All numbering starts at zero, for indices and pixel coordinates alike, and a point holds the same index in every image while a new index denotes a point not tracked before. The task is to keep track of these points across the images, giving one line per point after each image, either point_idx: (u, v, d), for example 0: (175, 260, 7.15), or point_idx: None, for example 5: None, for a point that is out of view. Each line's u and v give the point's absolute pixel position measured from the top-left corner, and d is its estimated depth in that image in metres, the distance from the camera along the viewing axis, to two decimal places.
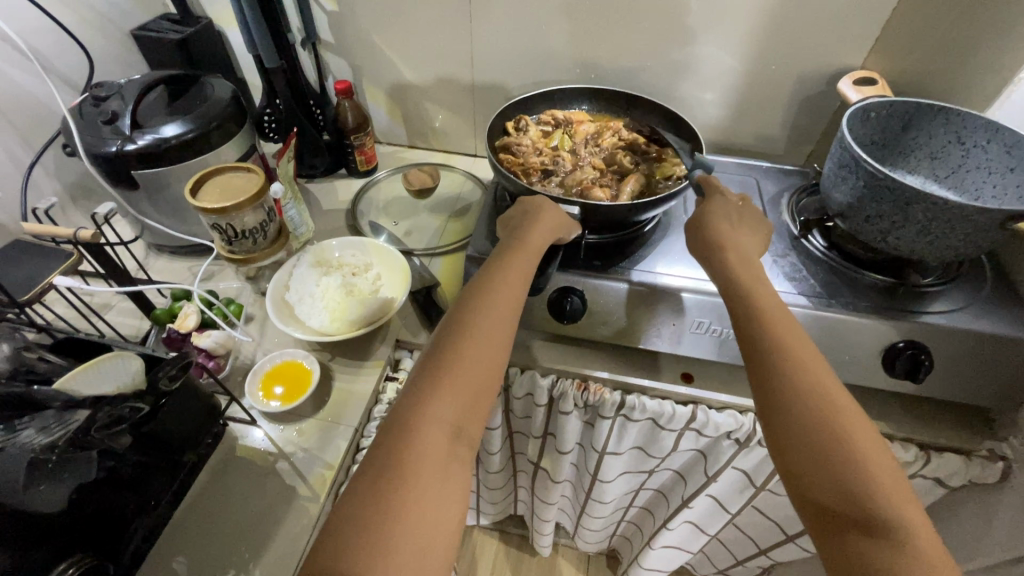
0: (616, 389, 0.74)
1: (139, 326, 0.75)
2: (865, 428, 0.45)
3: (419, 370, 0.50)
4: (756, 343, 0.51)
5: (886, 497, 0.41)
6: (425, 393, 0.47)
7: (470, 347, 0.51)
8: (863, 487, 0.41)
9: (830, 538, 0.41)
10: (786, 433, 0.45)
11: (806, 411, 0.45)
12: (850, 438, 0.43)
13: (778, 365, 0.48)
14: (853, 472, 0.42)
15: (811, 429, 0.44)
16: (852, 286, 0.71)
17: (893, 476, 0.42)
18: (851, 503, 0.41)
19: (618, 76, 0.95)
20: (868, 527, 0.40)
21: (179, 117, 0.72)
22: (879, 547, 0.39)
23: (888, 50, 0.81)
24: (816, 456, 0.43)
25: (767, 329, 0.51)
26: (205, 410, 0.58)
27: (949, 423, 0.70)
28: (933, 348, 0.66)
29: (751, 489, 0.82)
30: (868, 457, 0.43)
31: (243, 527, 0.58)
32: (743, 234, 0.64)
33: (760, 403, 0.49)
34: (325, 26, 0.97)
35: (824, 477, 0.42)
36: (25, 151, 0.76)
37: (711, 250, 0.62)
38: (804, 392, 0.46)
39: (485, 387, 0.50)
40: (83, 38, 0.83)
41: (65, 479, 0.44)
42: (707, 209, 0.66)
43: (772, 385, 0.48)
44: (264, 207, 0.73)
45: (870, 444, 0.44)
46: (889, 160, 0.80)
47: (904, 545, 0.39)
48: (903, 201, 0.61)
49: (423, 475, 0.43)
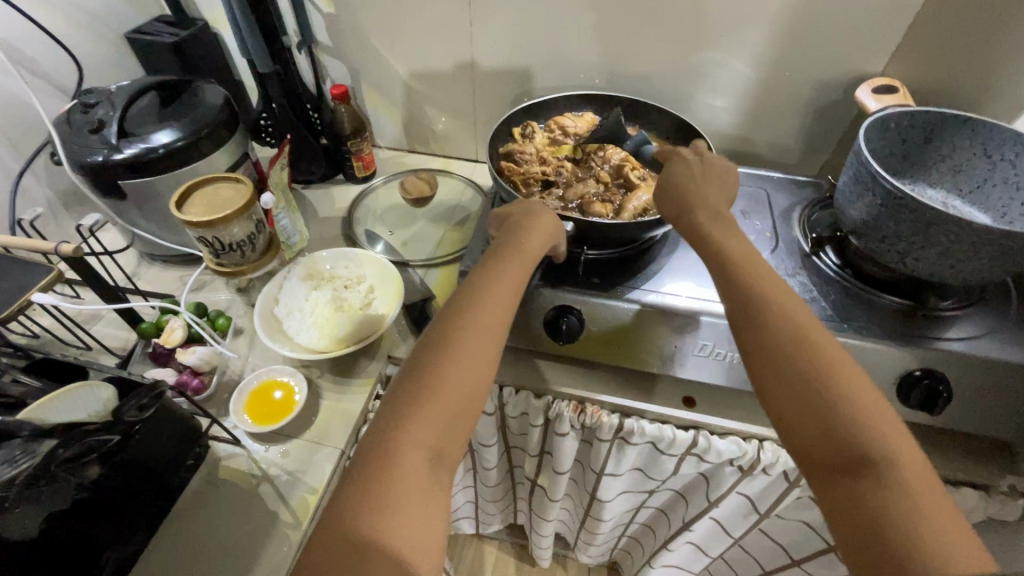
0: (614, 412, 0.71)
1: (128, 339, 0.74)
2: (852, 368, 0.44)
3: (396, 391, 0.46)
4: (740, 295, 0.49)
5: (874, 435, 0.40)
6: (404, 418, 0.44)
7: (451, 366, 0.46)
8: (850, 428, 0.40)
9: (824, 481, 0.41)
10: (769, 382, 0.44)
11: (790, 358, 0.44)
12: (835, 379, 0.42)
13: (761, 319, 0.47)
14: (841, 414, 0.41)
15: (794, 372, 0.43)
16: (867, 308, 0.66)
17: (882, 412, 0.42)
18: (838, 445, 0.40)
19: (623, 83, 0.91)
20: (854, 465, 0.40)
21: (169, 124, 0.71)
22: (867, 483, 0.39)
23: (909, 57, 0.76)
24: (800, 400, 0.42)
25: (757, 295, 0.48)
26: (183, 430, 0.57)
27: (969, 455, 0.66)
28: (952, 378, 0.62)
29: (754, 514, 0.79)
30: (855, 397, 0.42)
31: (223, 553, 0.56)
32: (714, 191, 0.60)
33: (742, 352, 0.48)
34: (322, 29, 0.94)
35: (810, 422, 0.42)
36: (15, 159, 0.75)
37: (682, 211, 0.59)
38: (787, 343, 0.45)
39: (468, 404, 0.46)
40: (74, 42, 0.81)
41: (41, 504, 0.43)
42: (669, 175, 0.62)
43: (754, 342, 0.46)
44: (253, 219, 0.71)
45: (856, 381, 0.42)
46: (908, 172, 0.75)
47: (892, 479, 0.38)
48: (924, 221, 0.57)
49: (403, 502, 0.40)
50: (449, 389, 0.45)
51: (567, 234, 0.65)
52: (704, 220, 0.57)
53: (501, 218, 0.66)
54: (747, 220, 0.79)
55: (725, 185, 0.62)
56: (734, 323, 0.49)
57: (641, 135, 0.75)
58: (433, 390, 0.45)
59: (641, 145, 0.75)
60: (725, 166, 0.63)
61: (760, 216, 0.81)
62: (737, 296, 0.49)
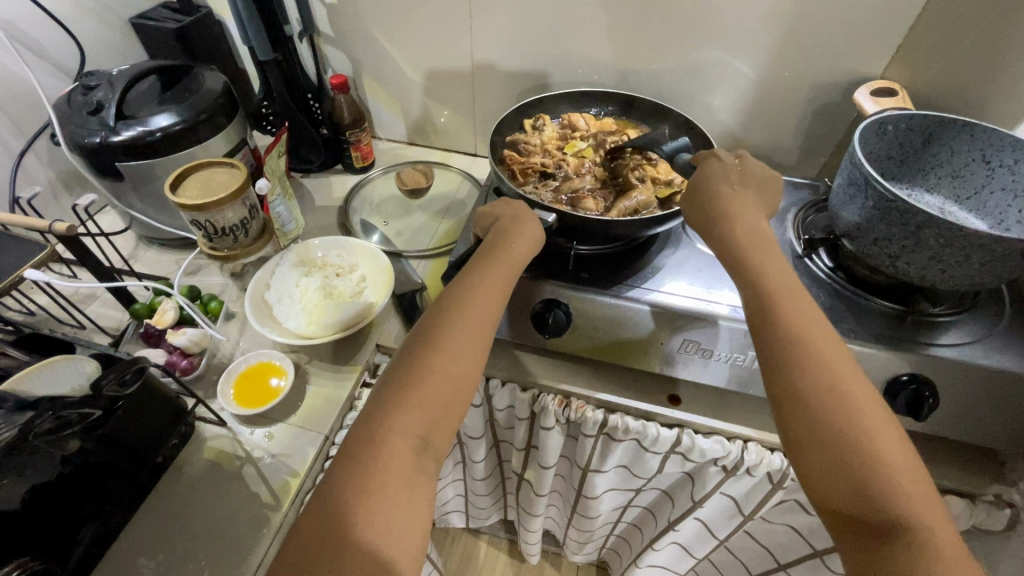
0: (599, 408, 0.71)
1: (121, 319, 0.75)
2: (884, 424, 0.44)
3: (384, 383, 0.46)
4: (773, 336, 0.49)
5: (903, 497, 0.41)
6: (391, 405, 0.44)
7: (440, 360, 0.47)
8: (880, 488, 0.41)
9: (849, 538, 0.42)
10: (799, 431, 0.45)
11: (820, 408, 0.44)
12: (866, 436, 0.43)
13: (793, 364, 0.47)
14: (873, 475, 0.42)
15: (824, 425, 0.44)
16: (857, 311, 0.66)
17: (912, 472, 0.42)
18: (868, 505, 0.41)
19: (621, 80, 0.91)
20: (883, 527, 0.40)
21: (168, 107, 0.71)
22: (896, 546, 0.40)
23: (909, 60, 0.76)
24: (829, 454, 0.43)
25: (796, 341, 0.48)
26: (168, 412, 0.59)
27: (957, 464, 0.65)
28: (940, 383, 0.61)
29: (739, 516, 0.79)
30: (885, 456, 0.42)
31: (204, 531, 0.57)
32: (749, 195, 0.60)
33: (770, 395, 0.48)
34: (325, 19, 0.95)
35: (840, 479, 0.42)
36: (16, 138, 0.76)
37: (713, 215, 0.59)
38: (820, 393, 0.45)
39: (454, 397, 0.46)
40: (78, 25, 0.82)
41: (26, 474, 0.45)
42: (707, 172, 0.62)
43: (785, 387, 0.46)
44: (247, 204, 0.72)
45: (887, 438, 0.43)
46: (906, 177, 0.74)
47: (921, 545, 0.39)
48: (914, 224, 0.56)
49: (391, 498, 0.40)
50: (435, 380, 0.46)
51: (547, 227, 0.65)
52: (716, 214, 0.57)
53: (488, 219, 0.66)
54: None
55: (761, 192, 0.62)
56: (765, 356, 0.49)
57: (681, 141, 0.67)
58: (418, 380, 0.45)
59: (677, 152, 0.67)
60: (767, 176, 0.63)
61: None
62: (770, 340, 0.49)
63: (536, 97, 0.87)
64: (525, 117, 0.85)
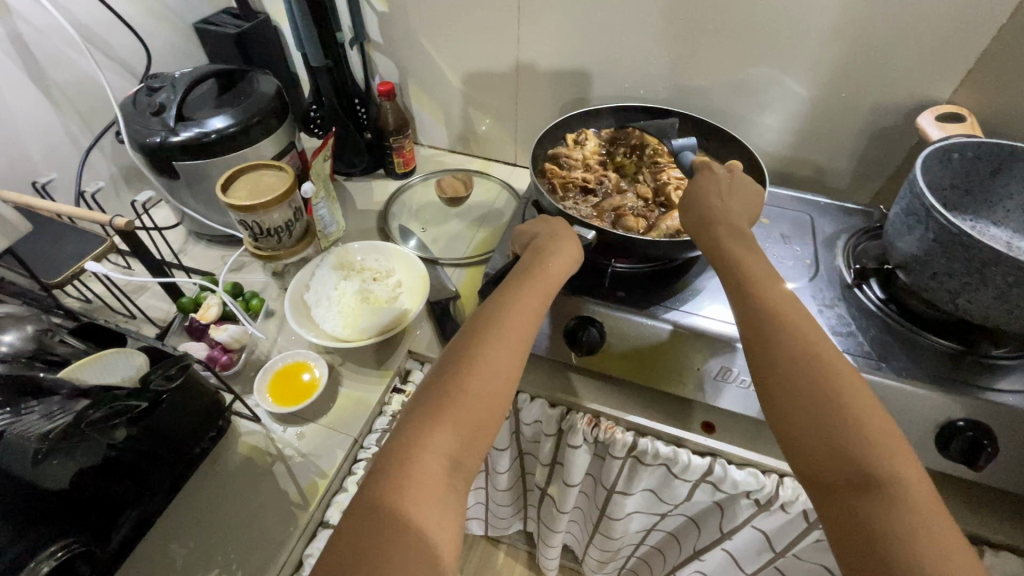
0: (629, 430, 0.69)
1: (168, 310, 0.79)
2: (860, 389, 0.43)
3: (417, 399, 0.46)
4: (755, 318, 0.48)
5: (879, 456, 0.40)
6: (424, 424, 0.44)
7: (475, 380, 0.47)
8: (862, 455, 0.40)
9: (828, 506, 0.41)
10: (783, 413, 0.44)
11: (798, 379, 0.44)
12: (844, 402, 0.42)
13: (773, 343, 0.46)
14: (854, 440, 0.41)
15: (811, 406, 0.43)
16: (910, 349, 0.62)
17: (886, 432, 0.41)
18: (847, 470, 0.40)
19: (667, 95, 0.90)
20: (859, 484, 0.39)
21: (225, 110, 0.74)
22: (872, 503, 0.39)
23: (980, 84, 0.71)
24: (808, 420, 0.42)
25: (777, 319, 0.48)
26: (209, 403, 0.61)
27: (1016, 518, 0.60)
28: (999, 431, 0.57)
29: (769, 552, 0.76)
30: (870, 431, 0.41)
31: (233, 524, 0.58)
32: (740, 213, 0.59)
33: (752, 373, 0.47)
34: (375, 27, 0.97)
35: (817, 445, 0.42)
36: (85, 134, 0.81)
37: (696, 231, 0.59)
38: (799, 366, 0.44)
39: (487, 417, 0.46)
40: (146, 28, 0.87)
41: (76, 457, 0.47)
42: (712, 189, 0.61)
43: (767, 364, 0.46)
44: (292, 207, 0.74)
45: (862, 403, 0.42)
46: (971, 208, 0.70)
47: (896, 499, 0.38)
48: (978, 262, 0.52)
49: (425, 511, 0.40)
50: (468, 401, 0.45)
51: (586, 243, 0.64)
52: (734, 249, 0.56)
53: (527, 236, 0.65)
54: (787, 245, 0.76)
55: (749, 205, 0.61)
56: (748, 348, 0.48)
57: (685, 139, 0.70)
58: (454, 400, 0.45)
59: (683, 150, 0.69)
60: (755, 192, 0.62)
61: (800, 241, 0.77)
62: (750, 323, 0.49)
63: (581, 110, 0.85)
64: (568, 131, 0.84)
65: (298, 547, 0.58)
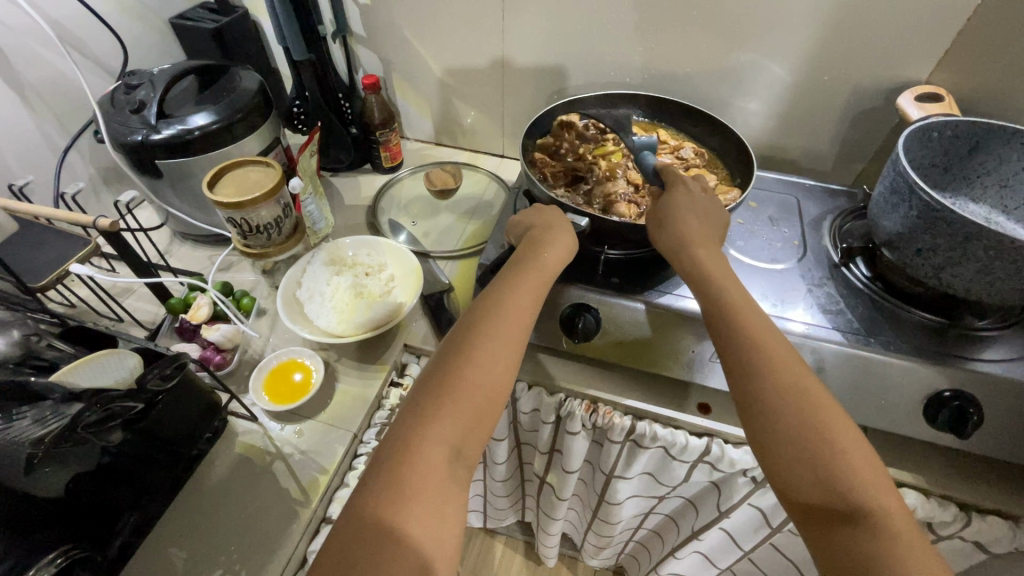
0: (627, 414, 0.70)
1: (157, 312, 0.77)
2: (838, 412, 0.45)
3: (418, 391, 0.46)
4: (733, 341, 0.50)
5: (861, 481, 0.41)
6: (425, 416, 0.44)
7: (473, 372, 0.47)
8: (845, 480, 0.41)
9: (815, 532, 0.42)
10: (765, 438, 0.45)
11: (782, 404, 0.45)
12: (830, 432, 0.43)
13: (755, 362, 0.48)
14: (836, 463, 0.42)
15: (790, 429, 0.44)
16: (897, 324, 0.63)
17: (866, 454, 0.43)
18: (830, 493, 0.41)
19: (653, 83, 0.90)
20: (845, 515, 0.41)
21: (206, 106, 0.72)
22: (858, 532, 0.40)
23: (958, 64, 0.73)
24: (795, 444, 0.43)
25: (752, 341, 0.49)
26: (204, 405, 0.60)
27: (1002, 484, 0.62)
28: (983, 401, 0.58)
29: (765, 529, 0.78)
30: (851, 453, 0.43)
31: (234, 524, 0.58)
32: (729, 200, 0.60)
33: (737, 397, 0.48)
34: (358, 20, 0.96)
35: (806, 468, 0.43)
36: (61, 135, 0.79)
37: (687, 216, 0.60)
38: (783, 390, 0.46)
39: (487, 407, 0.46)
40: (121, 26, 0.84)
41: (65, 463, 0.46)
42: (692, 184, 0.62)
43: (752, 385, 0.47)
44: (281, 203, 0.72)
45: (843, 429, 0.44)
46: (950, 185, 0.72)
47: (880, 529, 0.39)
48: (962, 236, 0.53)
49: (426, 503, 0.40)
50: (467, 391, 0.46)
51: (579, 229, 0.64)
52: None
53: (522, 226, 0.66)
54: (774, 227, 0.78)
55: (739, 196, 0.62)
56: (729, 372, 0.49)
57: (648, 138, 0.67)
58: (454, 392, 0.45)
59: (644, 149, 0.67)
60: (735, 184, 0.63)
61: (788, 223, 0.78)
62: (732, 344, 0.50)
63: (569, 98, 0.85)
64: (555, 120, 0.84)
65: (300, 545, 0.58)
